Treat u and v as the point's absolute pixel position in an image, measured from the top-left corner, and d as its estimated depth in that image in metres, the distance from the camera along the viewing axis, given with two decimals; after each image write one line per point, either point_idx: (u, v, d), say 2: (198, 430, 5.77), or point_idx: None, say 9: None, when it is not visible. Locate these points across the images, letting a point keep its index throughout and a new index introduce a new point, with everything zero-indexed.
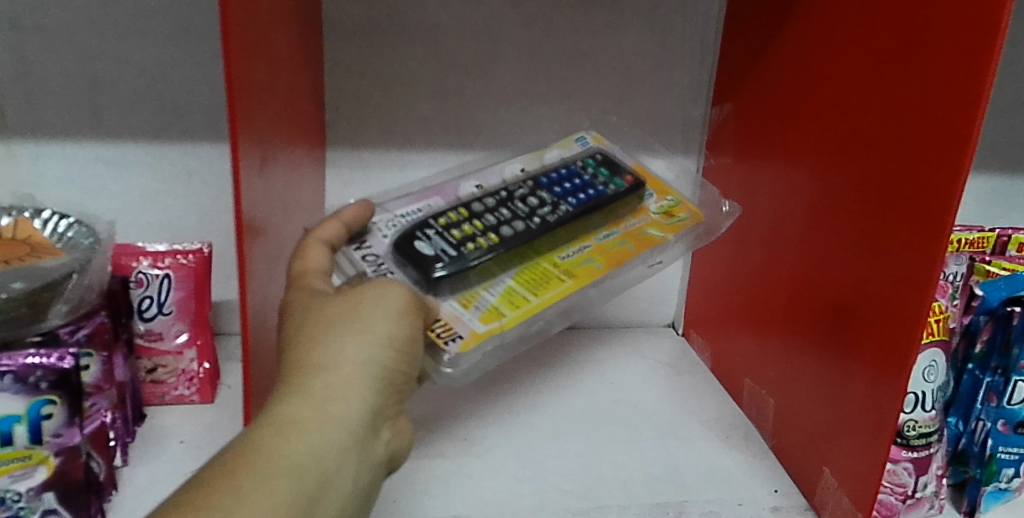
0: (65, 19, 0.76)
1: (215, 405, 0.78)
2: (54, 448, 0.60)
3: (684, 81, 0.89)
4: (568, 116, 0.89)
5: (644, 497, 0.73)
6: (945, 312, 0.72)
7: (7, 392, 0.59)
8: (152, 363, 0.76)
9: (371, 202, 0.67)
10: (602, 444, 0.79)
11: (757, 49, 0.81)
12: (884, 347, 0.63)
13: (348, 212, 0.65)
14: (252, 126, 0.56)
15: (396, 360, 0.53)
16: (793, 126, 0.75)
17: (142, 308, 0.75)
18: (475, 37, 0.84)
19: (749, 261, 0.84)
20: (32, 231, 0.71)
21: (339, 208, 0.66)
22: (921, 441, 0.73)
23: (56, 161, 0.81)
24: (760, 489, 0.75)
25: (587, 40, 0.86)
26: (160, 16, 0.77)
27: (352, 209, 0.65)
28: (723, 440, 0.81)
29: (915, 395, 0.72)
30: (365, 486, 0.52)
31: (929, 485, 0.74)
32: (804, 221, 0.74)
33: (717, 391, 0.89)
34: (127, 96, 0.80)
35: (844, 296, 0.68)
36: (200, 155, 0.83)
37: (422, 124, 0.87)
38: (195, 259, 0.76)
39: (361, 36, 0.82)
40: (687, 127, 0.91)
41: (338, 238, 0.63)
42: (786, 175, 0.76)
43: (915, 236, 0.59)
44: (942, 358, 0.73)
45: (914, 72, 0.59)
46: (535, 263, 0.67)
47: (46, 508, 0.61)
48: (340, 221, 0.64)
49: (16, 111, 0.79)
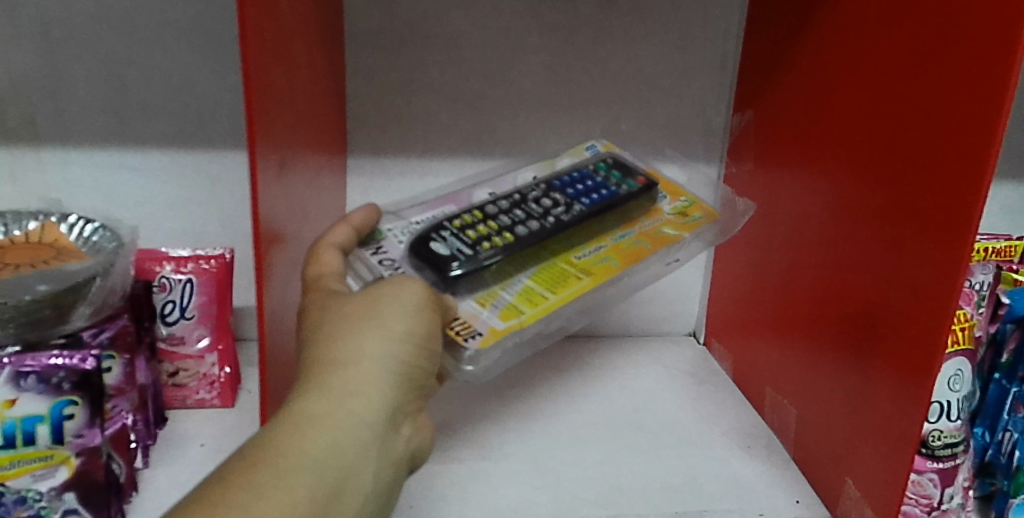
0: (93, 28, 0.77)
1: (236, 410, 0.79)
2: (75, 449, 0.61)
3: (704, 87, 0.88)
4: (589, 123, 0.89)
5: (663, 506, 0.72)
6: (970, 321, 0.72)
7: (30, 393, 0.60)
8: (173, 367, 0.77)
9: (376, 204, 0.69)
10: (621, 452, 0.79)
11: (779, 54, 0.80)
12: (910, 351, 0.61)
13: (356, 216, 0.67)
14: (272, 130, 0.56)
15: (415, 355, 0.54)
16: (814, 129, 0.74)
17: (165, 312, 0.76)
18: (494, 45, 0.84)
19: (770, 266, 0.83)
20: (58, 235, 0.72)
21: (347, 213, 0.67)
22: (947, 451, 0.71)
23: (83, 168, 0.83)
24: (781, 500, 0.74)
25: (607, 47, 0.86)
26: (185, 25, 0.78)
27: (359, 214, 0.67)
28: (744, 449, 0.80)
29: (940, 404, 0.71)
30: (386, 481, 0.52)
31: (955, 496, 0.72)
32: (825, 224, 0.73)
33: (739, 400, 0.88)
34: (152, 104, 0.81)
35: (867, 301, 0.67)
36: (224, 162, 0.84)
37: (442, 132, 0.87)
38: (217, 264, 0.77)
39: (382, 44, 0.83)
40: (708, 134, 0.91)
41: (349, 241, 0.65)
42: (807, 178, 0.76)
43: (941, 236, 0.58)
44: (968, 366, 0.72)
45: (936, 71, 0.59)
46: (553, 262, 0.67)
47: (67, 508, 0.62)
48: (349, 225, 0.66)
49: (45, 119, 0.80)
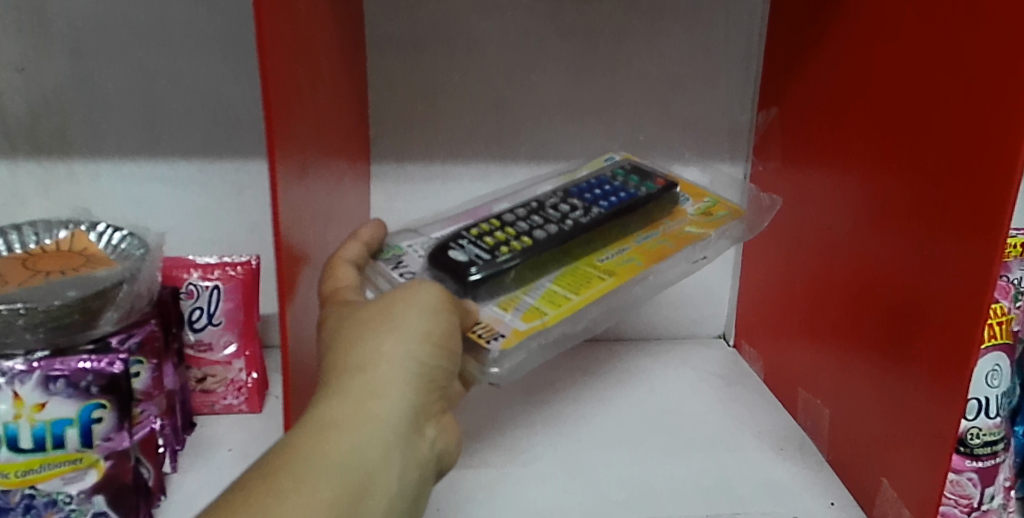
0: (122, 41, 0.79)
1: (263, 415, 0.80)
2: (104, 452, 0.62)
3: (728, 86, 0.88)
4: (611, 123, 0.88)
5: (695, 509, 0.71)
6: (1007, 315, 0.69)
7: (59, 397, 0.60)
8: (202, 373, 0.78)
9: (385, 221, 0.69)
10: (651, 456, 0.78)
11: (802, 48, 0.79)
12: (942, 348, 0.60)
13: (365, 231, 0.67)
14: (293, 135, 0.56)
15: (434, 355, 0.54)
16: (838, 128, 0.74)
17: (193, 319, 0.77)
18: (516, 48, 0.84)
19: (797, 266, 0.82)
20: (88, 243, 0.73)
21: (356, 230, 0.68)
22: (986, 450, 0.69)
23: (114, 180, 0.84)
24: (814, 503, 0.72)
25: (629, 48, 0.85)
26: (211, 37, 0.80)
27: (368, 228, 0.68)
28: (776, 452, 0.79)
29: (978, 401, 0.68)
30: (413, 485, 0.52)
31: (996, 497, 0.70)
32: (852, 221, 0.72)
33: (770, 401, 0.87)
34: (180, 115, 0.82)
35: (897, 301, 0.66)
36: (251, 171, 0.85)
37: (464, 137, 0.87)
38: (244, 270, 0.77)
39: (403, 50, 0.83)
40: (733, 132, 0.90)
41: (362, 256, 0.65)
42: (833, 176, 0.75)
43: (969, 230, 0.57)
44: (1007, 361, 0.69)
45: (965, 59, 0.58)
46: (574, 266, 0.66)
47: (97, 511, 0.62)
48: (360, 240, 0.66)
49: (77, 132, 0.82)
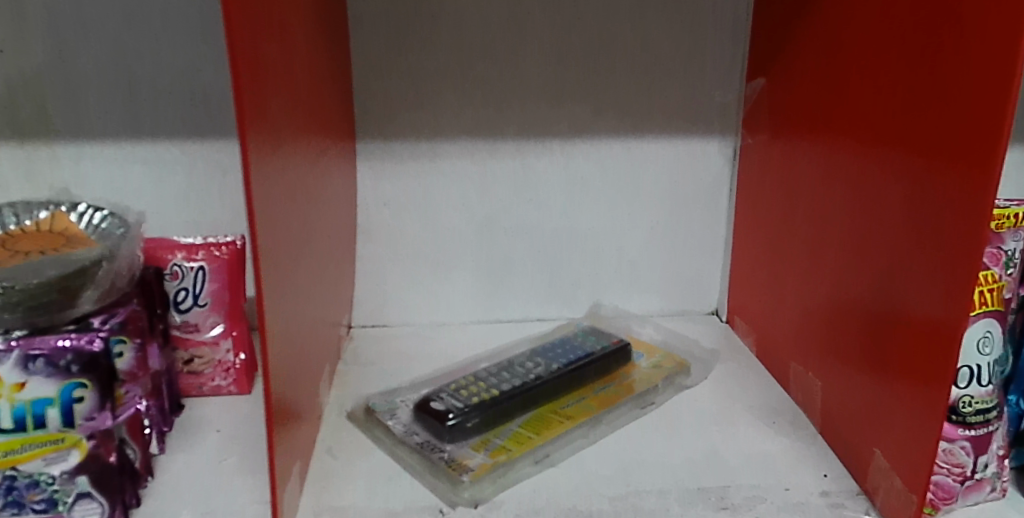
0: (101, 20, 0.78)
1: (251, 396, 0.79)
2: (87, 432, 0.61)
3: (716, 58, 0.87)
4: (599, 98, 0.87)
5: (687, 482, 0.69)
6: (998, 282, 0.68)
7: (39, 377, 0.60)
8: (188, 354, 0.78)
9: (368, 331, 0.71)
10: (642, 431, 0.76)
11: (789, 17, 0.78)
12: (933, 313, 0.59)
13: None
14: (267, 110, 0.55)
15: None
16: (827, 96, 0.73)
17: (178, 300, 0.77)
18: (500, 22, 0.84)
19: (789, 238, 0.81)
20: (68, 223, 0.72)
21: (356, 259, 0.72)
22: (978, 418, 0.68)
23: (97, 162, 0.83)
24: (807, 475, 0.70)
25: (615, 22, 0.85)
26: (191, 15, 0.79)
27: None
28: (769, 425, 0.78)
29: (969, 368, 0.68)
30: None
31: (990, 465, 0.69)
32: (841, 190, 0.71)
33: (763, 376, 0.86)
34: (161, 94, 0.81)
35: (887, 268, 0.65)
36: (235, 152, 0.85)
37: (450, 114, 0.86)
38: (228, 251, 0.78)
39: (387, 26, 0.83)
40: (722, 105, 0.89)
41: None
42: (822, 145, 0.74)
43: (959, 191, 0.56)
44: (998, 328, 0.69)
45: (949, 19, 0.57)
46: (537, 413, 0.76)
47: (80, 492, 0.61)
48: None
49: (58, 114, 0.81)
